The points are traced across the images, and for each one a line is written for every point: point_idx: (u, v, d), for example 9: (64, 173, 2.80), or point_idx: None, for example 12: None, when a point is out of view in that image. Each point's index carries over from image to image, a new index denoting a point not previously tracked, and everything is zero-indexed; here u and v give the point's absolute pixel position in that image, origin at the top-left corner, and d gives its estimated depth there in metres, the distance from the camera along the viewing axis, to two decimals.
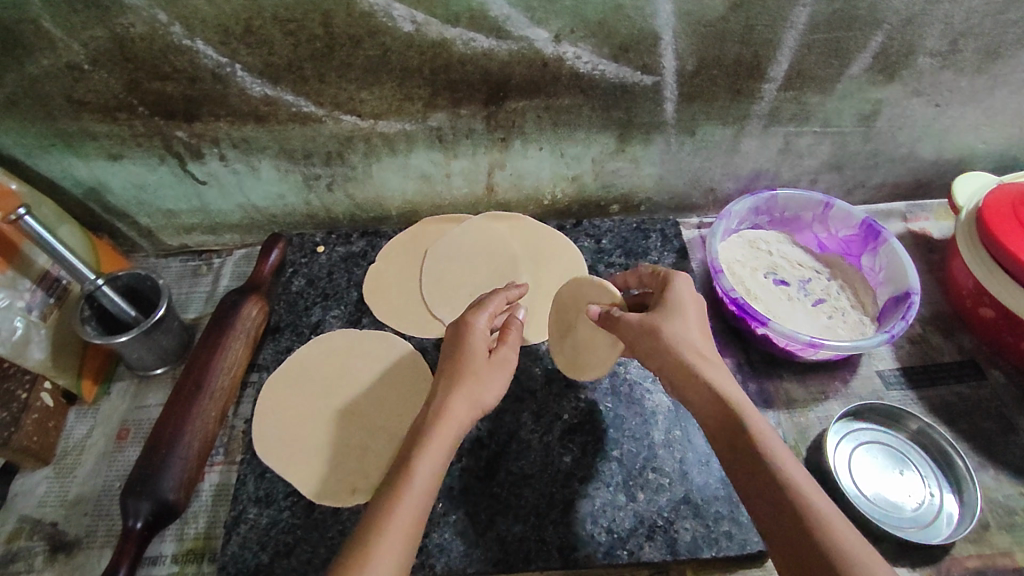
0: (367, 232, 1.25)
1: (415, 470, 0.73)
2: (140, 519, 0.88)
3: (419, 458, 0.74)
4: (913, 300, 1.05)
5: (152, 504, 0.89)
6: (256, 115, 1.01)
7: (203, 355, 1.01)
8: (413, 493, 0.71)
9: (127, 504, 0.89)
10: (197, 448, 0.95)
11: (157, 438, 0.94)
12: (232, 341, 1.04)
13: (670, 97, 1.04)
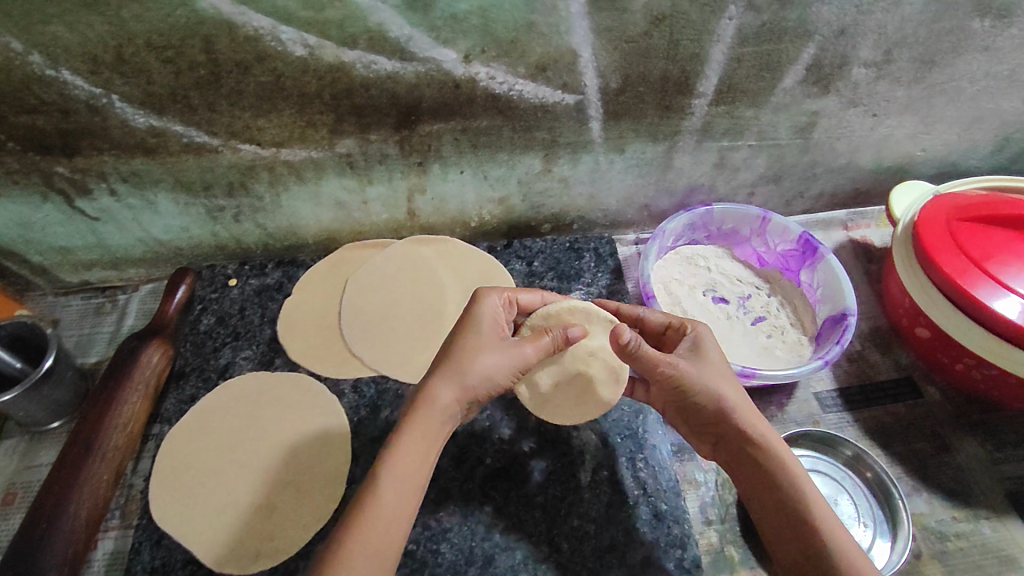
0: (283, 261, 1.16)
1: (387, 482, 0.71)
2: None
3: (390, 470, 0.72)
4: (851, 323, 1.02)
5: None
6: (144, 148, 0.92)
7: (94, 412, 0.92)
8: (384, 510, 0.69)
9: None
10: (85, 518, 0.86)
11: (38, 509, 0.84)
12: (127, 397, 0.95)
13: (595, 116, 0.98)
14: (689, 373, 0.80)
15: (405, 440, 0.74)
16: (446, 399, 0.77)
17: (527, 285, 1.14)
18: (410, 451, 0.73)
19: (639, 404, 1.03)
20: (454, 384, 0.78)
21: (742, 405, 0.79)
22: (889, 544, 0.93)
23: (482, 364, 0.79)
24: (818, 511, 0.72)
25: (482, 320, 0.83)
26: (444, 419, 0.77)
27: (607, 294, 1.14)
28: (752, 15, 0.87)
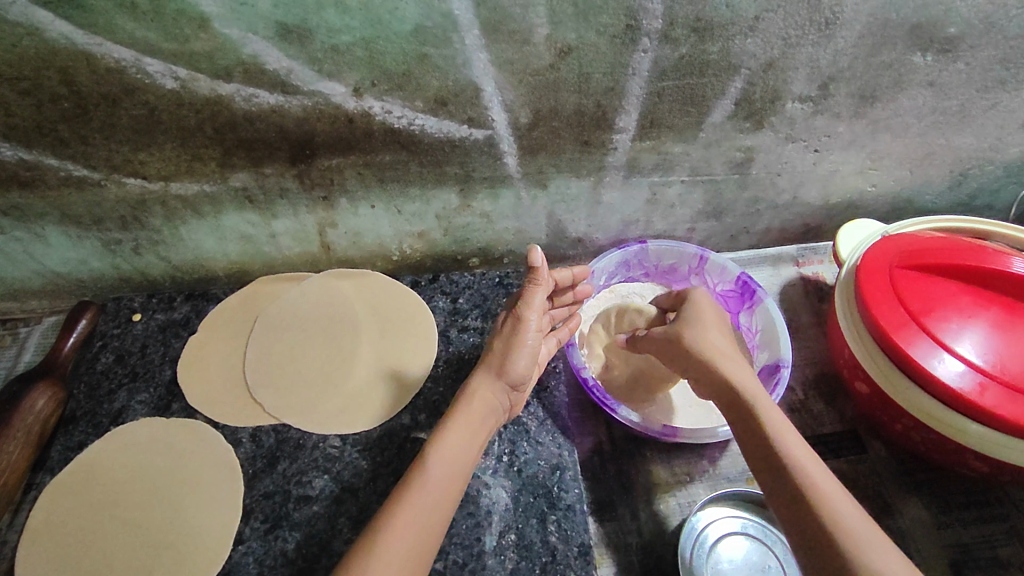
0: (193, 294, 1.10)
1: (433, 461, 0.76)
2: None
3: (440, 451, 0.78)
4: (784, 374, 0.95)
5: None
6: (19, 181, 0.86)
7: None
8: (432, 490, 0.74)
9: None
10: None
11: None
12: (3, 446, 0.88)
13: (508, 151, 0.91)
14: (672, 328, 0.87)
15: (454, 422, 0.82)
16: (486, 389, 0.86)
17: (449, 324, 1.08)
18: (458, 435, 0.80)
19: (558, 458, 0.95)
20: (487, 373, 0.87)
21: (737, 368, 0.79)
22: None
23: (511, 359, 0.86)
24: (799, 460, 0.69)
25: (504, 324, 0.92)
26: (491, 402, 0.86)
27: None
28: (668, 48, 0.80)
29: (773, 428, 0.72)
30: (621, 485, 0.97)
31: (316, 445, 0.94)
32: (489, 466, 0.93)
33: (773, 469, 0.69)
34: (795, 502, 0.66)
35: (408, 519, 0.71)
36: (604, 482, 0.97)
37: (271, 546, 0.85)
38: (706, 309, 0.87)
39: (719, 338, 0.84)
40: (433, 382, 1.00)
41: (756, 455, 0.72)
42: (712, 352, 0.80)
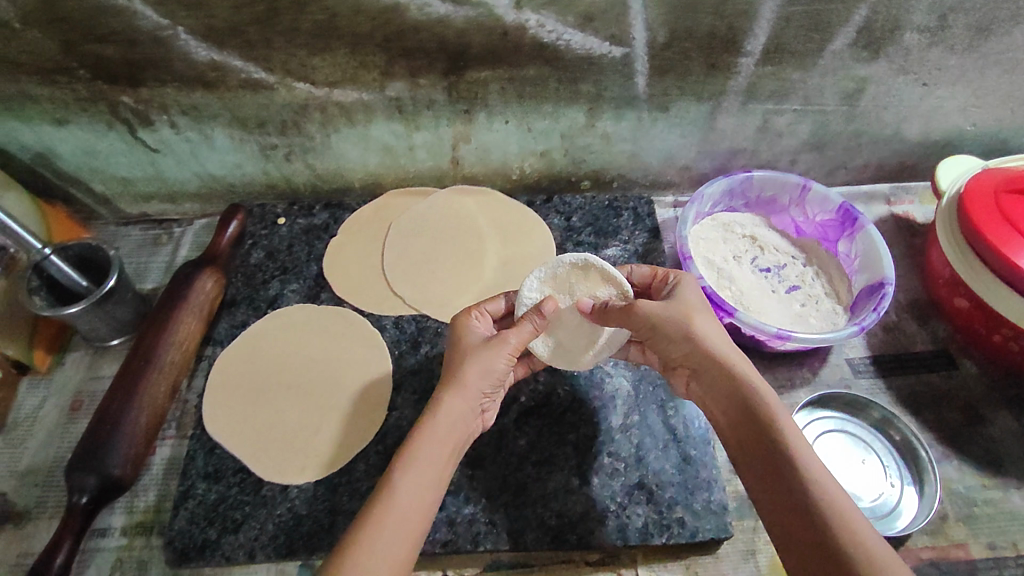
0: (330, 203, 1.21)
1: (399, 479, 0.71)
2: (86, 494, 0.87)
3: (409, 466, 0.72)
4: (887, 291, 1.03)
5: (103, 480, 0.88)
6: (203, 81, 0.96)
7: (154, 328, 0.99)
8: (403, 502, 0.69)
9: (70, 480, 0.87)
10: (144, 424, 0.93)
11: (105, 413, 0.92)
12: (183, 316, 1.01)
13: (641, 71, 0.99)
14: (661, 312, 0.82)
15: (430, 430, 0.75)
16: (456, 403, 0.78)
17: (565, 239, 1.17)
18: (427, 443, 0.74)
19: None
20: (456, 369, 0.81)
21: (748, 374, 0.77)
22: (917, 496, 0.95)
23: (471, 365, 0.80)
24: (807, 467, 0.68)
25: (466, 336, 0.85)
26: (467, 401, 0.79)
27: (643, 251, 1.16)
28: None
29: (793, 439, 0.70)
30: None
31: None
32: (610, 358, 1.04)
33: (783, 479, 0.68)
34: (804, 520, 0.65)
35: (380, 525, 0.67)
36: None
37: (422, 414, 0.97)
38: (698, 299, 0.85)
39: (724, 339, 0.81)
40: None
41: (770, 466, 0.70)
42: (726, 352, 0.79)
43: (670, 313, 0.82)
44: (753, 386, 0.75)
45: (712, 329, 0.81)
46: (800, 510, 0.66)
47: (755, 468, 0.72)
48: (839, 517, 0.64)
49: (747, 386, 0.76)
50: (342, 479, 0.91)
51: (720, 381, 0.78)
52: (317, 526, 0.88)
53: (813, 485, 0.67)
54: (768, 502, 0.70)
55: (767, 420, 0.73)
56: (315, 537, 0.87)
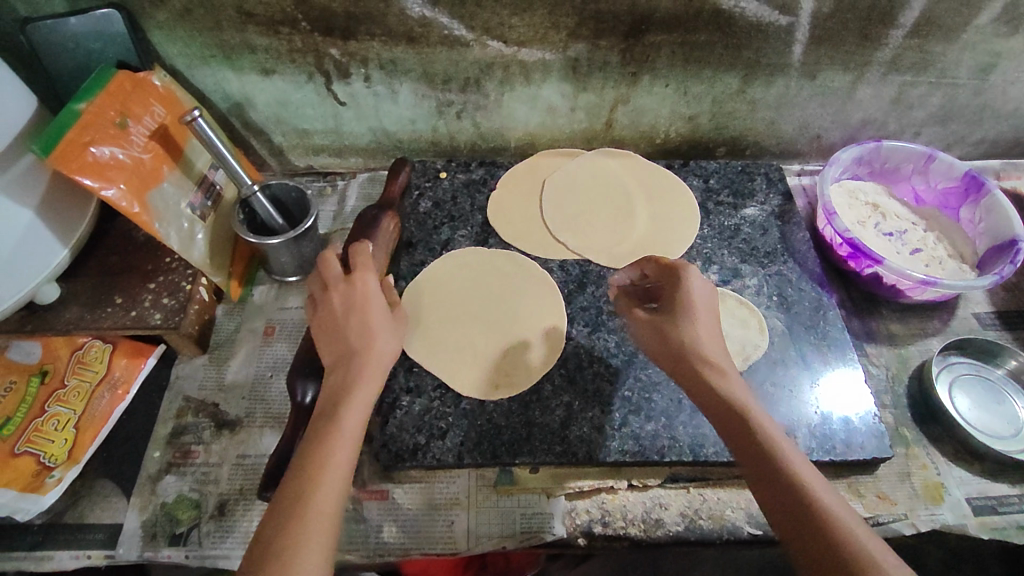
0: (485, 161, 1.30)
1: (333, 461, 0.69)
2: (309, 396, 0.94)
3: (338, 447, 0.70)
4: (1020, 246, 1.10)
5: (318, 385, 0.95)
6: (409, 37, 1.07)
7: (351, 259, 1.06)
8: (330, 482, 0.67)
9: (296, 382, 0.95)
10: None
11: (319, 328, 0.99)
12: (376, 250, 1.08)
13: (800, 40, 1.09)
14: (665, 321, 0.84)
15: (350, 403, 0.74)
16: (369, 379, 0.77)
17: (706, 198, 1.25)
18: (349, 433, 0.72)
19: (820, 301, 1.11)
20: (329, 353, 0.82)
21: (727, 371, 0.78)
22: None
23: (380, 341, 0.81)
24: (797, 468, 0.67)
25: (369, 296, 0.85)
26: (378, 368, 0.79)
27: (779, 212, 1.23)
28: None
29: (779, 441, 0.69)
30: (865, 335, 1.13)
31: (615, 277, 1.14)
32: (763, 301, 1.11)
33: (773, 473, 0.67)
34: (798, 513, 0.64)
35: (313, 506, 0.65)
36: (851, 331, 1.13)
37: (597, 343, 1.05)
38: (700, 296, 0.85)
39: (712, 337, 0.82)
40: (702, 239, 1.19)
41: (756, 458, 0.69)
42: (705, 351, 0.79)
43: (669, 317, 0.84)
44: (733, 386, 0.76)
45: (707, 328, 0.82)
46: (792, 504, 0.64)
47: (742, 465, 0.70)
48: (829, 514, 0.62)
49: (724, 380, 0.76)
50: (532, 396, 0.99)
51: (700, 381, 0.77)
52: (516, 435, 0.96)
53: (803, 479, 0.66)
54: (760, 497, 0.68)
55: (751, 420, 0.71)
56: (515, 444, 0.95)
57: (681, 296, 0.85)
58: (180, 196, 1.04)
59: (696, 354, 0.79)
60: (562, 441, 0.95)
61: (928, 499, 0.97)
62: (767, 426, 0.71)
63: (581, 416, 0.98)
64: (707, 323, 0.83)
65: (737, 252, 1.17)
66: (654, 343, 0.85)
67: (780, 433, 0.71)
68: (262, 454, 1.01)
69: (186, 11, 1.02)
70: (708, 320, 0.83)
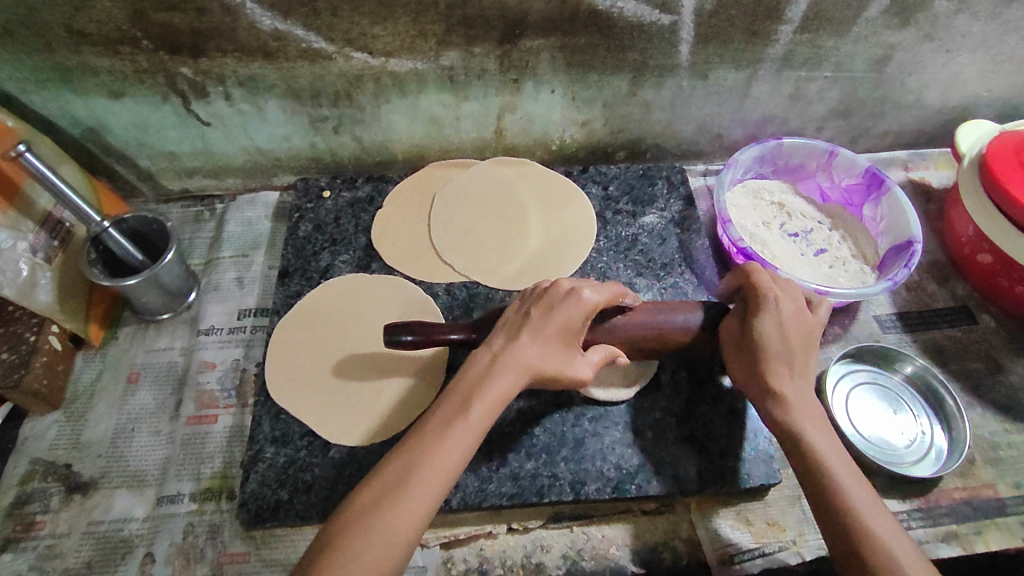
0: (373, 177, 1.23)
1: (412, 483, 0.68)
2: (408, 336, 0.84)
3: (424, 457, 0.69)
4: (916, 248, 1.08)
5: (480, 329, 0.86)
6: (264, 51, 0.98)
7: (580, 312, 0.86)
8: (406, 502, 0.67)
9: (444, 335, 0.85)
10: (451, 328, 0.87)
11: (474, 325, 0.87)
12: (679, 320, 0.88)
13: (686, 38, 1.03)
14: (736, 332, 0.85)
15: (479, 397, 0.73)
16: (506, 376, 0.75)
17: (604, 208, 1.20)
18: (447, 440, 0.70)
19: None
20: (530, 340, 0.77)
21: (810, 414, 0.81)
22: (945, 433, 1.03)
23: (523, 343, 0.77)
24: (870, 521, 0.73)
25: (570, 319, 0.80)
26: (517, 382, 0.75)
27: (679, 218, 1.19)
28: None
29: (851, 487, 0.75)
30: None
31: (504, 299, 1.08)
32: None
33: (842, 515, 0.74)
34: (859, 559, 0.71)
35: (402, 512, 0.66)
36: None
37: None
38: (790, 320, 0.82)
39: (796, 379, 0.82)
40: (597, 252, 1.15)
41: (830, 503, 0.75)
42: (786, 380, 0.82)
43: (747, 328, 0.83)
44: (820, 435, 0.79)
45: (792, 353, 0.82)
46: (860, 553, 0.71)
47: (819, 507, 0.76)
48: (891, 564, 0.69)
49: (799, 419, 0.80)
50: None
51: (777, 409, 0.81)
52: None
53: (879, 532, 0.72)
54: (829, 535, 0.75)
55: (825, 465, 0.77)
56: None
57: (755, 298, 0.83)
58: (15, 239, 0.96)
59: (772, 383, 0.81)
60: None
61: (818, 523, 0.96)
62: (847, 479, 0.76)
63: None
64: (800, 360, 0.82)
65: (632, 265, 1.13)
66: (744, 378, 0.85)
67: (855, 481, 0.76)
68: (116, 519, 0.95)
69: (6, 31, 0.92)
70: (789, 364, 0.82)
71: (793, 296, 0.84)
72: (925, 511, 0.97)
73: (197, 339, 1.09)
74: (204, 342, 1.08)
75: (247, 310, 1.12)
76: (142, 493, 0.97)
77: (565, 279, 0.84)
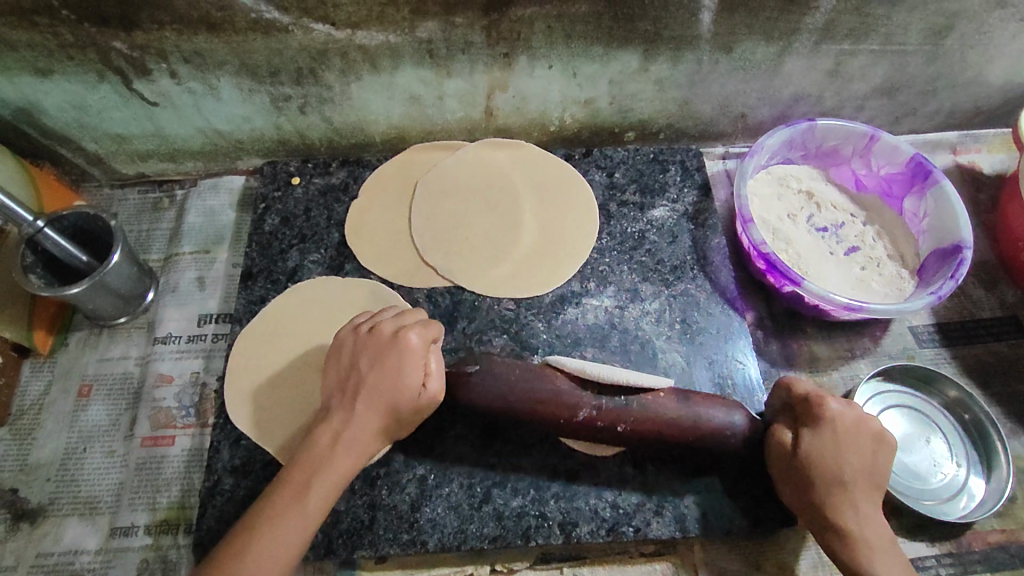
0: (348, 160, 1.08)
1: (261, 539, 0.65)
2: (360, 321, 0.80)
3: (268, 520, 0.66)
4: (965, 256, 0.93)
5: (481, 372, 0.76)
6: (208, 23, 0.83)
7: (554, 409, 0.74)
8: (257, 554, 0.64)
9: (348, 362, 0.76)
10: (335, 378, 0.76)
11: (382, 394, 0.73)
12: (705, 412, 0.76)
13: (708, 6, 0.87)
14: (794, 447, 0.74)
15: (320, 479, 0.69)
16: (342, 417, 0.73)
17: (608, 198, 1.05)
18: (297, 504, 0.67)
19: (729, 327, 0.96)
20: (377, 411, 0.73)
21: (864, 519, 0.71)
22: (984, 479, 0.90)
23: (364, 399, 0.73)
24: None
25: (402, 370, 0.73)
26: (361, 444, 0.72)
27: (693, 211, 1.05)
28: None
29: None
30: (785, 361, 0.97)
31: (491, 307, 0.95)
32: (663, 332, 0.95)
33: None
34: None
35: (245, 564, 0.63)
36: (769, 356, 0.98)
37: None
38: (852, 422, 0.73)
39: (860, 510, 0.71)
40: (599, 252, 1.01)
41: None
42: (847, 479, 0.71)
43: (811, 444, 0.72)
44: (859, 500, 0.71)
45: (856, 453, 0.72)
46: None
47: None
48: None
49: (841, 510, 0.71)
50: (380, 472, 0.84)
51: (815, 504, 0.72)
52: (357, 523, 0.81)
53: None
54: None
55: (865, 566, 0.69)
56: (354, 535, 0.81)
57: (823, 416, 0.73)
58: None
59: (824, 479, 0.71)
60: (410, 527, 0.81)
61: (835, 566, 0.85)
62: (875, 548, 0.70)
63: (435, 493, 0.83)
64: (861, 456, 0.72)
65: (638, 268, 1.00)
66: (784, 480, 0.75)
67: (898, 573, 0.69)
68: (67, 551, 0.85)
69: None
70: (814, 422, 0.73)
71: (852, 401, 0.74)
72: (956, 557, 0.86)
73: (153, 348, 0.98)
74: (161, 353, 0.97)
75: (208, 315, 1.00)
76: (94, 523, 0.87)
77: (389, 320, 0.78)
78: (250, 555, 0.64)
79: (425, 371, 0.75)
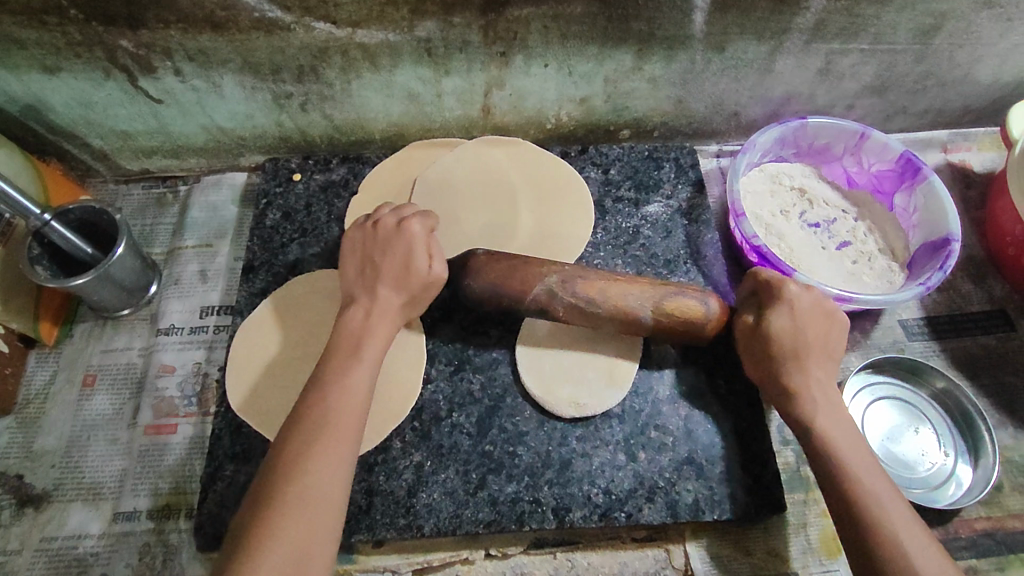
0: (348, 157, 1.10)
1: (301, 429, 0.67)
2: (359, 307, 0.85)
3: (304, 420, 0.68)
4: (954, 249, 0.94)
5: (482, 253, 0.83)
6: (212, 22, 0.86)
7: (532, 273, 0.80)
8: (299, 504, 0.63)
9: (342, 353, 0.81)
10: (354, 265, 0.81)
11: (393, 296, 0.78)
12: (680, 295, 0.81)
13: (700, 6, 0.89)
14: (769, 322, 0.78)
15: (365, 345, 0.74)
16: (375, 300, 0.78)
17: (604, 194, 1.07)
18: (326, 396, 0.69)
19: None
20: (393, 291, 0.79)
21: (827, 413, 0.76)
22: (971, 468, 0.92)
23: (383, 292, 0.78)
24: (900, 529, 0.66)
25: (411, 253, 0.80)
26: (382, 321, 0.77)
27: (687, 207, 1.07)
28: None
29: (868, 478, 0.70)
30: None
31: None
32: None
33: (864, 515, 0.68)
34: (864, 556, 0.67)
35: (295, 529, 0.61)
36: None
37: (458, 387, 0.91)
38: (811, 300, 0.79)
39: (818, 379, 0.77)
40: (594, 247, 1.03)
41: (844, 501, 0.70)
42: (805, 381, 0.77)
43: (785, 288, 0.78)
44: (848, 455, 0.72)
45: (820, 365, 0.78)
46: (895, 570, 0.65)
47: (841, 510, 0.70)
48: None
49: (819, 418, 0.75)
50: (378, 459, 0.86)
51: (787, 391, 0.77)
52: (355, 508, 0.83)
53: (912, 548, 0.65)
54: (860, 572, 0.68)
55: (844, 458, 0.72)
56: (352, 520, 0.83)
57: (783, 289, 0.78)
58: None
59: (794, 373, 0.77)
60: (407, 512, 0.83)
61: (824, 551, 0.87)
62: (845, 442, 0.73)
63: (431, 479, 0.85)
64: (818, 333, 0.78)
65: (632, 262, 1.02)
66: (761, 376, 0.80)
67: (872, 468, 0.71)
68: (71, 536, 0.87)
69: None
70: (774, 302, 0.79)
71: (806, 284, 0.80)
72: (943, 545, 0.88)
73: (156, 340, 1.00)
74: (164, 344, 0.99)
75: (210, 307, 1.02)
76: (98, 508, 0.89)
77: (389, 214, 0.83)
78: (312, 502, 0.63)
79: (429, 255, 0.81)
